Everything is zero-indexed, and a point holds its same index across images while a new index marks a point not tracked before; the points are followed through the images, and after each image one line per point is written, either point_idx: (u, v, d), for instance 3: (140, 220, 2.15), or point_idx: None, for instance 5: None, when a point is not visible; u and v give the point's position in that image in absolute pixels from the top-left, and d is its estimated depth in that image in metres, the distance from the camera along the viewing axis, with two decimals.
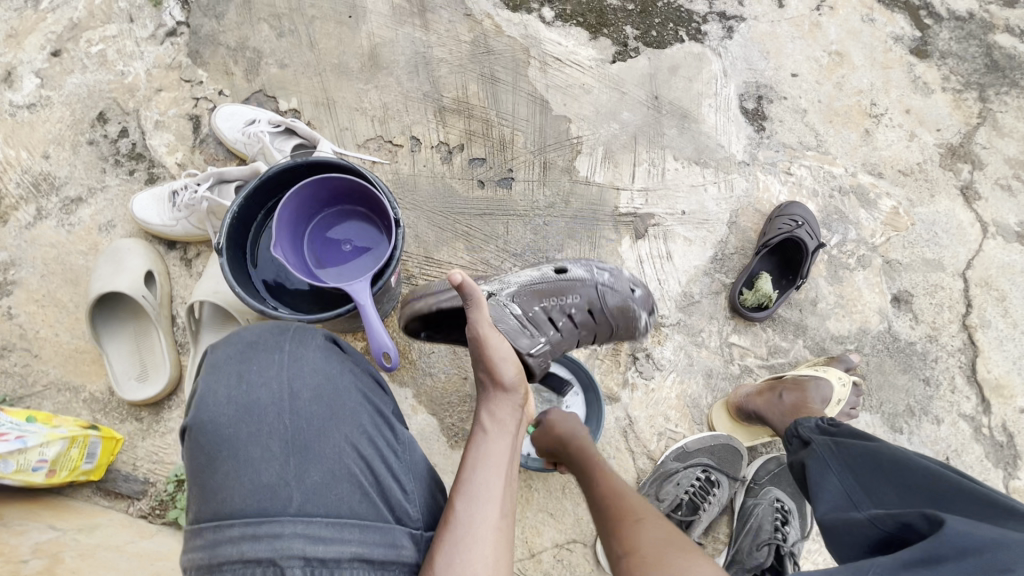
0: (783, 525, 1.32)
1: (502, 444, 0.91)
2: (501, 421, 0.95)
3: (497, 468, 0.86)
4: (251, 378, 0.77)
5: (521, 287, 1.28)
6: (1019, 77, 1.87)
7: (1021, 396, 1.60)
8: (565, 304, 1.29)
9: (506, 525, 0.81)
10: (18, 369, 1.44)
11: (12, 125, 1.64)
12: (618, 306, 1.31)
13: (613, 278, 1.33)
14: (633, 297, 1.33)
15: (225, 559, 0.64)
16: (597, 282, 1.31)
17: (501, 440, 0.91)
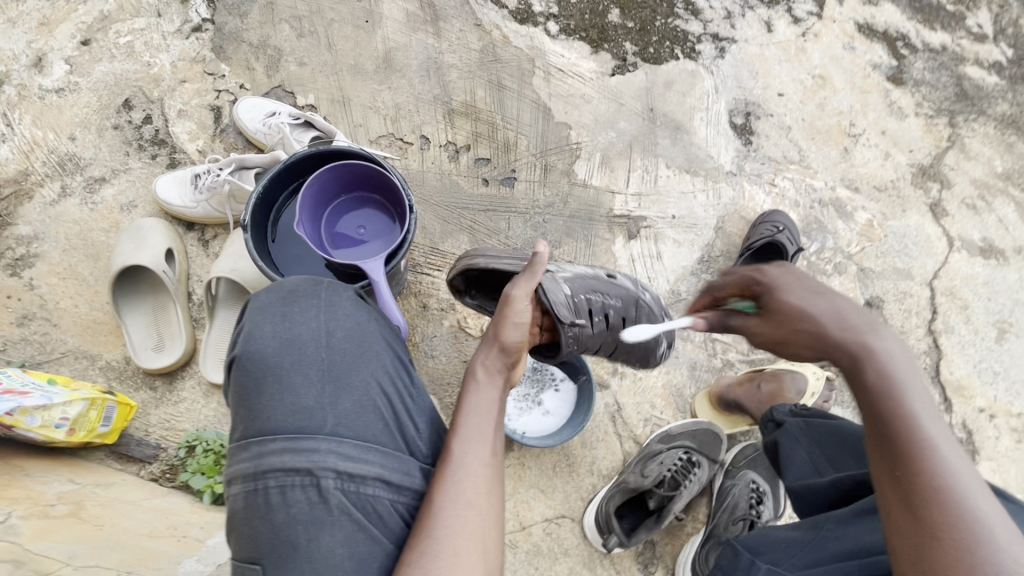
0: (758, 504, 1.43)
1: (491, 394, 0.95)
2: (493, 375, 0.98)
3: (488, 414, 0.92)
4: (293, 317, 0.86)
5: (577, 274, 1.26)
6: (986, 106, 2.03)
7: (980, 397, 1.72)
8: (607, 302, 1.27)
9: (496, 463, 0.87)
10: (37, 337, 1.50)
11: (40, 108, 1.72)
12: (647, 318, 1.33)
13: (651, 298, 1.37)
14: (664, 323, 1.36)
15: (269, 467, 0.75)
16: (640, 298, 1.32)
17: (492, 390, 0.95)
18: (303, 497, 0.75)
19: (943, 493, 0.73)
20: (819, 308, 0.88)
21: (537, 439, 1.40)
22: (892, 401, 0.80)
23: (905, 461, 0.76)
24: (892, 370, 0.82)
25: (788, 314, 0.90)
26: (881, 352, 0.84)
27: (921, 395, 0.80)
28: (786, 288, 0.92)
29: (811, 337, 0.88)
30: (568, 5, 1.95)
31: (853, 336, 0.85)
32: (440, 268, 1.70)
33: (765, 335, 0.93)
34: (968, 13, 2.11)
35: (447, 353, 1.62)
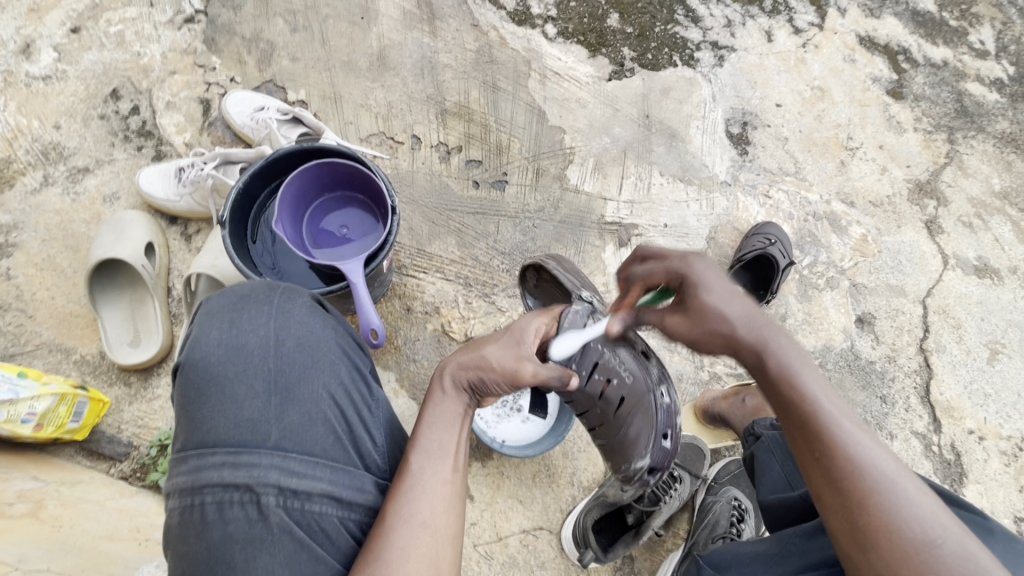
0: (739, 522, 1.40)
1: (456, 408, 0.94)
2: (461, 389, 0.96)
3: (450, 428, 0.90)
4: (240, 325, 0.85)
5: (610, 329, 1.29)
6: (986, 123, 2.00)
7: (970, 418, 1.69)
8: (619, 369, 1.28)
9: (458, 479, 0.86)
10: (11, 329, 1.48)
11: (26, 95, 1.69)
12: (645, 423, 1.26)
13: (668, 409, 1.28)
14: (662, 443, 1.25)
15: (207, 482, 0.73)
16: (653, 394, 1.26)
17: (459, 405, 0.94)
18: (241, 514, 0.72)
19: (861, 469, 0.81)
20: (730, 307, 0.99)
21: (517, 449, 1.38)
22: (799, 392, 0.90)
23: (825, 443, 0.84)
24: (792, 365, 0.93)
25: (702, 309, 1.00)
26: (778, 350, 0.95)
27: (820, 385, 0.90)
28: (706, 285, 1.01)
29: (720, 333, 0.99)
30: (567, 8, 1.93)
31: (754, 333, 0.97)
32: (426, 270, 1.67)
33: (680, 329, 1.04)
34: (971, 28, 2.09)
35: (429, 357, 1.60)
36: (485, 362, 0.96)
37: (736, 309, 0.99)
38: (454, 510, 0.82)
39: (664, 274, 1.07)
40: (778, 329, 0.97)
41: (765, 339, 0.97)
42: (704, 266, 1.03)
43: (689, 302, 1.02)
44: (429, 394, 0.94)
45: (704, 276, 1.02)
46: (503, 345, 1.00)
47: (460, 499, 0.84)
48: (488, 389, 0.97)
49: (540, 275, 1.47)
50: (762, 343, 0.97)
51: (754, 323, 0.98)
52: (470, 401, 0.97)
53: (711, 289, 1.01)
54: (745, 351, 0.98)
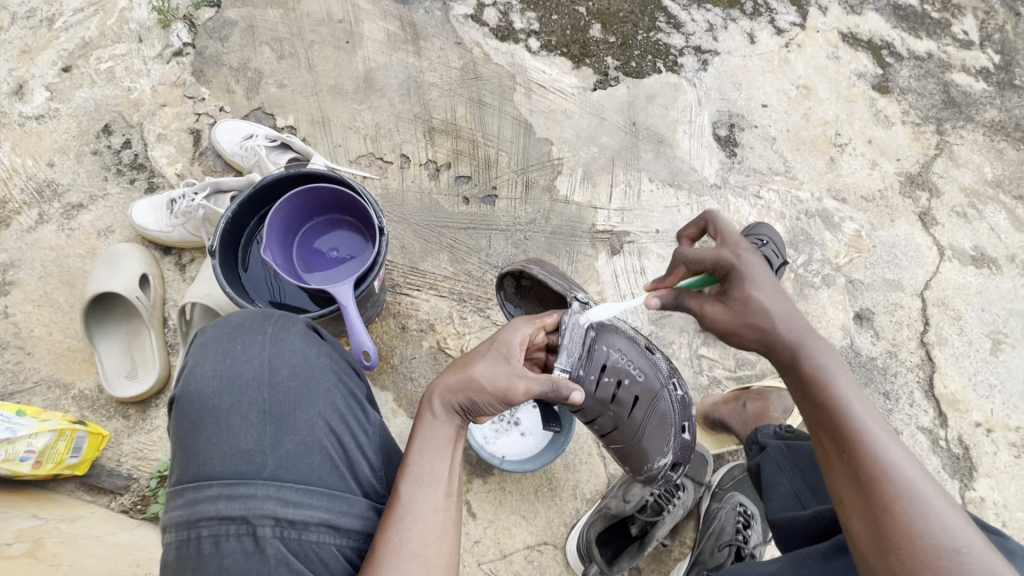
0: (745, 528, 1.38)
1: (446, 431, 0.92)
2: (450, 411, 0.94)
3: (442, 452, 0.89)
4: (234, 355, 0.85)
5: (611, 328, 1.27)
6: (974, 112, 2.00)
7: (976, 411, 1.67)
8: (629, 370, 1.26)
9: (451, 505, 0.85)
10: (10, 366, 1.49)
11: (19, 135, 1.72)
12: (662, 420, 1.28)
13: (679, 404, 1.31)
14: (679, 434, 1.30)
15: (203, 515, 0.73)
16: (664, 391, 1.28)
17: (450, 428, 0.92)
18: (238, 547, 0.71)
19: (887, 474, 0.81)
20: (773, 306, 1.00)
21: (518, 463, 1.37)
22: (830, 394, 0.90)
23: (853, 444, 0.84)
24: (827, 367, 0.93)
25: (745, 301, 1.01)
26: (815, 352, 0.96)
27: (854, 390, 0.91)
28: (753, 280, 1.01)
29: (757, 328, 1.01)
30: (549, 20, 1.95)
31: (793, 332, 0.98)
32: (419, 288, 1.67)
33: (721, 316, 1.04)
34: (954, 19, 2.10)
35: (426, 374, 1.59)
36: (477, 382, 0.94)
37: (780, 305, 1.00)
38: (446, 538, 0.81)
39: (710, 263, 1.05)
40: (816, 334, 0.98)
41: (803, 340, 0.98)
42: (755, 261, 1.03)
43: (733, 293, 1.03)
44: (419, 418, 0.92)
45: (756, 274, 1.02)
46: (492, 361, 0.98)
47: (454, 526, 0.84)
48: (480, 407, 0.95)
49: (521, 281, 1.44)
50: (799, 344, 0.97)
51: (792, 323, 0.99)
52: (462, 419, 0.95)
53: (761, 284, 1.01)
54: (781, 350, 0.99)
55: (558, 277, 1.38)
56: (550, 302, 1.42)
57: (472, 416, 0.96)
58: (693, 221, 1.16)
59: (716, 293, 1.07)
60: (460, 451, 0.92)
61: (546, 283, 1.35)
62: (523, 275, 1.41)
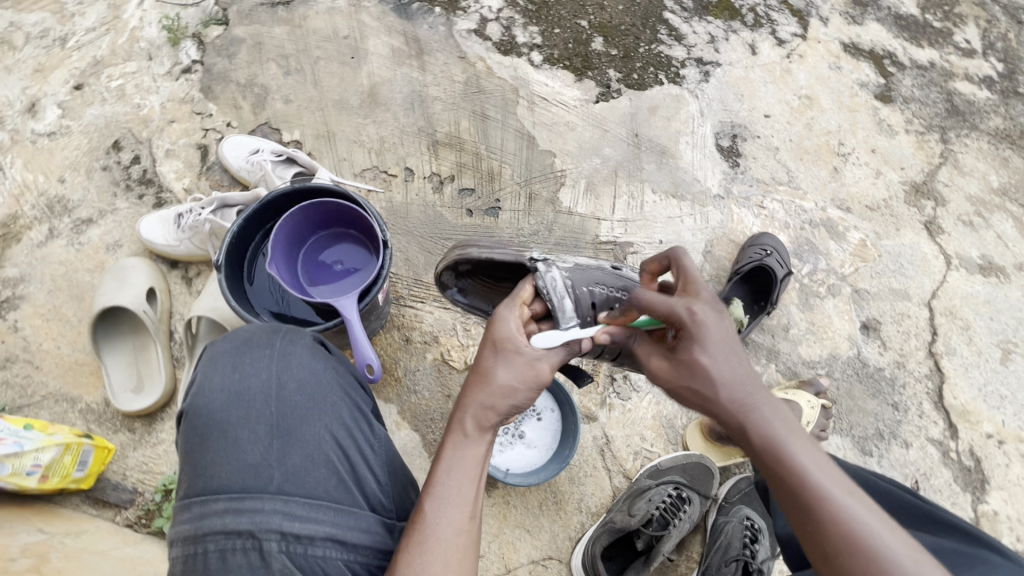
0: (753, 543, 1.36)
1: (477, 451, 0.89)
2: (484, 426, 0.91)
3: (468, 472, 0.87)
4: (242, 369, 0.86)
5: (577, 265, 1.31)
6: (978, 121, 2.00)
7: (987, 422, 1.65)
8: (614, 292, 1.29)
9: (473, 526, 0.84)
10: (18, 380, 1.50)
11: (31, 151, 1.75)
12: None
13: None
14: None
15: (210, 530, 0.72)
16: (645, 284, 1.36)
17: (481, 446, 0.90)
18: (244, 562, 0.71)
19: (863, 559, 0.75)
20: (722, 368, 0.88)
21: (521, 477, 1.36)
22: (787, 466, 0.82)
23: (823, 528, 0.78)
24: (780, 437, 0.84)
25: (691, 364, 0.90)
26: (764, 418, 0.85)
27: (812, 456, 0.82)
28: (701, 339, 0.89)
29: (701, 394, 0.89)
30: (551, 34, 1.97)
31: (736, 399, 0.87)
32: (424, 300, 1.68)
33: (664, 373, 0.94)
34: (956, 28, 2.11)
35: (430, 387, 1.59)
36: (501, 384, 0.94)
37: (730, 368, 0.88)
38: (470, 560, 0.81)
39: (663, 315, 0.94)
40: (764, 395, 0.87)
41: (749, 406, 0.87)
42: (709, 317, 0.90)
43: (680, 351, 0.91)
44: (448, 437, 0.90)
45: (710, 332, 0.89)
46: (509, 363, 0.96)
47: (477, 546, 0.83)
48: (507, 414, 0.94)
49: (460, 271, 1.38)
50: (746, 412, 0.86)
51: (741, 387, 0.87)
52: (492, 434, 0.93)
53: (712, 346, 0.89)
54: (727, 421, 0.87)
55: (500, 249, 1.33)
56: (498, 274, 1.38)
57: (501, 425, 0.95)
58: (656, 257, 1.10)
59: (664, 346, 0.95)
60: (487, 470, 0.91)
61: (495, 258, 1.30)
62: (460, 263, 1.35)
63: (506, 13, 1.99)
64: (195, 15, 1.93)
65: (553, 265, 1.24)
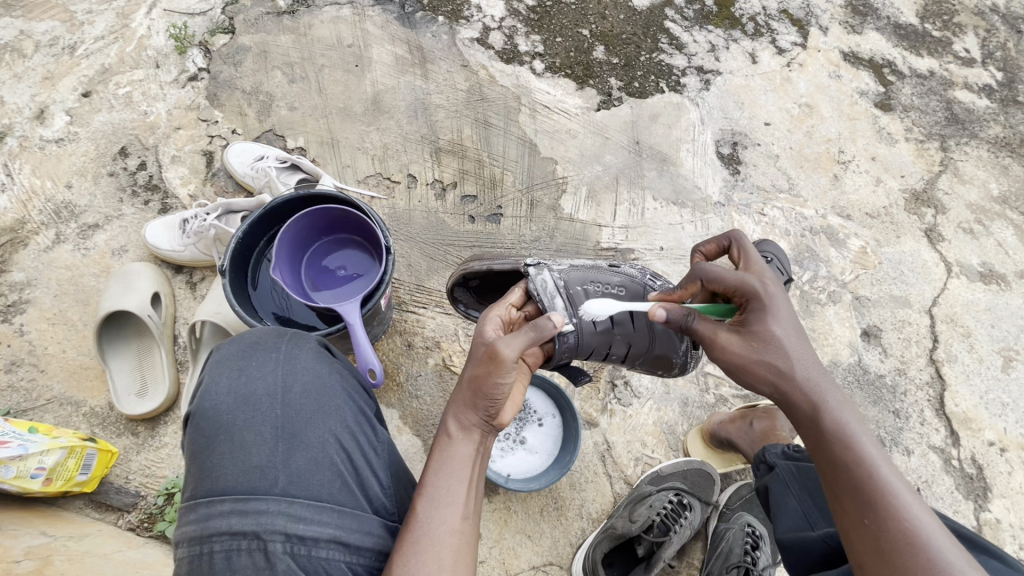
0: (754, 550, 1.37)
1: (465, 449, 0.90)
2: (472, 424, 0.93)
3: (461, 472, 0.88)
4: (249, 372, 0.87)
5: (573, 268, 1.32)
6: (978, 129, 2.01)
7: (989, 429, 1.64)
8: (609, 292, 1.31)
9: (468, 526, 0.84)
10: (23, 384, 1.51)
11: (40, 157, 1.78)
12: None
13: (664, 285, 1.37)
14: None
15: (215, 531, 0.73)
16: (646, 281, 1.35)
17: (469, 445, 0.91)
18: (248, 563, 0.71)
19: (919, 543, 0.80)
20: (791, 343, 0.99)
21: (522, 482, 1.35)
22: (852, 449, 0.90)
23: (881, 511, 0.84)
24: (846, 422, 0.93)
25: (765, 337, 0.99)
26: (833, 404, 0.95)
27: (874, 445, 0.91)
28: (777, 319, 0.99)
29: (776, 370, 0.98)
30: (553, 43, 2.00)
31: (808, 379, 0.97)
32: (425, 305, 1.69)
33: (733, 344, 1.01)
34: (955, 38, 2.13)
35: (432, 392, 1.59)
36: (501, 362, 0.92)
37: (795, 346, 0.98)
38: (464, 560, 0.80)
39: (734, 288, 1.03)
40: (832, 380, 0.98)
41: (817, 387, 0.97)
42: (783, 300, 1.01)
43: (755, 325, 1.00)
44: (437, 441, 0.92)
45: (780, 304, 1.01)
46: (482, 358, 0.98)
47: (471, 549, 0.82)
48: (494, 410, 0.93)
49: (469, 284, 1.40)
50: (814, 390, 0.96)
51: (810, 367, 0.98)
52: (480, 435, 0.94)
53: (778, 320, 0.99)
54: (799, 396, 0.97)
55: (495, 258, 1.33)
56: (499, 280, 1.40)
57: (491, 424, 0.94)
58: (714, 241, 1.20)
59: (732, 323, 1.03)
60: (478, 473, 0.90)
61: (491, 267, 1.30)
62: (468, 278, 1.37)
63: (508, 22, 2.01)
64: (202, 24, 1.96)
65: (546, 269, 1.25)
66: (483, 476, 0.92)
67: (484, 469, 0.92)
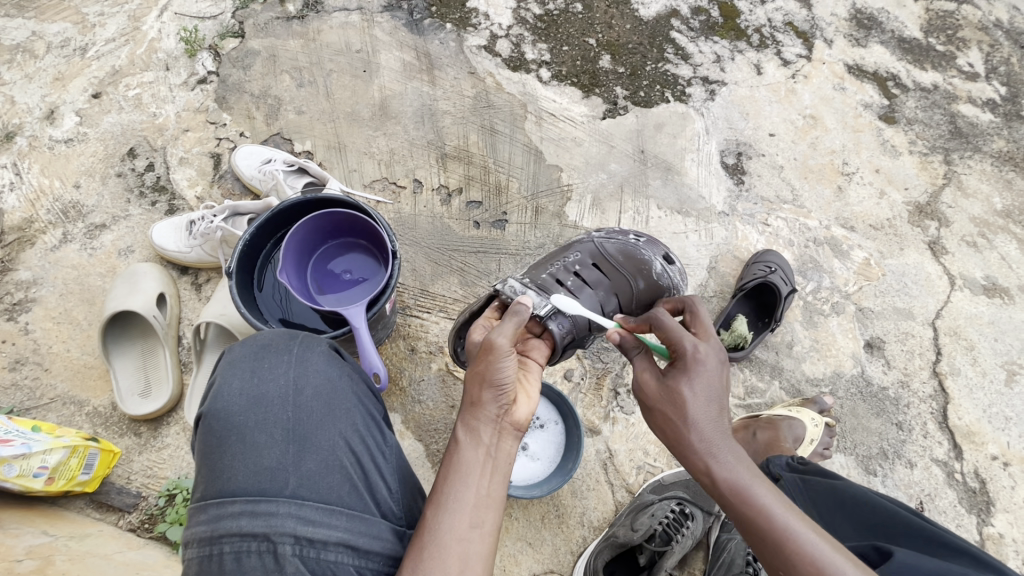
0: (757, 560, 1.32)
1: (473, 454, 0.88)
2: (476, 429, 0.90)
3: (470, 478, 0.85)
4: (261, 374, 0.87)
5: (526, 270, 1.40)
6: (982, 143, 2.02)
7: (992, 443, 1.64)
8: (570, 263, 1.40)
9: (478, 534, 0.81)
10: (27, 382, 1.51)
11: (48, 157, 1.79)
12: (618, 255, 1.43)
13: (610, 236, 1.48)
14: (632, 244, 1.45)
15: (225, 532, 0.73)
16: (591, 238, 1.46)
17: (479, 450, 0.89)
18: (258, 565, 0.71)
19: None
20: (701, 404, 0.91)
21: (523, 489, 1.35)
22: (753, 509, 0.83)
23: (791, 564, 0.78)
24: (744, 480, 0.85)
25: (673, 394, 0.92)
26: (727, 460, 0.88)
27: (779, 500, 0.84)
28: (692, 373, 0.92)
29: (675, 427, 0.91)
30: (560, 52, 2.01)
31: (704, 438, 0.89)
32: (430, 310, 1.69)
33: (647, 394, 0.96)
34: (959, 52, 2.15)
35: (434, 397, 1.59)
36: (494, 348, 0.95)
37: (707, 406, 0.91)
38: (474, 569, 0.77)
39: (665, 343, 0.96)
40: (728, 438, 0.89)
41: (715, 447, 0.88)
42: (710, 357, 0.93)
43: (669, 379, 0.93)
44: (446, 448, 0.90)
45: (705, 367, 0.93)
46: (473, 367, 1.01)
47: (484, 557, 0.79)
48: (504, 408, 0.93)
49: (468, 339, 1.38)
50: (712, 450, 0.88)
51: (713, 428, 0.89)
52: (492, 438, 0.91)
53: (699, 380, 0.91)
54: (693, 456, 0.89)
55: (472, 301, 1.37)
56: None
57: (503, 423, 0.92)
58: (674, 300, 1.15)
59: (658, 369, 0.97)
60: (492, 479, 0.86)
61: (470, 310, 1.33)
62: (462, 333, 1.37)
63: (516, 30, 2.03)
64: (213, 28, 1.98)
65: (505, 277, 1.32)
66: (501, 483, 0.87)
67: (501, 475, 0.88)
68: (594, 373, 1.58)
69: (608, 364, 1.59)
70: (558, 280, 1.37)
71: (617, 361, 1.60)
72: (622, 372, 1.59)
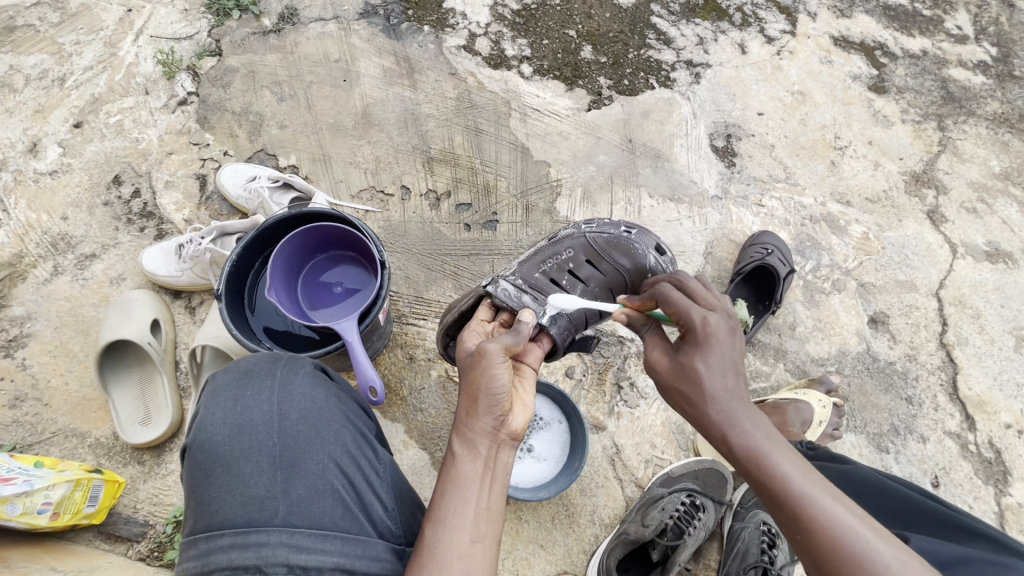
0: (770, 548, 1.33)
1: (471, 468, 0.87)
2: (472, 441, 0.89)
3: (467, 492, 0.84)
4: (244, 402, 0.86)
5: (518, 267, 1.36)
6: (975, 106, 1.98)
7: (1005, 412, 1.61)
8: (563, 261, 1.37)
9: (478, 548, 0.79)
10: (28, 418, 1.51)
11: (34, 191, 1.78)
12: (609, 249, 1.38)
13: (601, 228, 1.40)
14: (625, 236, 1.38)
15: (216, 566, 0.72)
16: (583, 232, 1.39)
17: (478, 464, 0.87)
18: None
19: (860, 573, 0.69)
20: (717, 377, 0.86)
21: (531, 492, 1.34)
22: (778, 482, 0.77)
23: (813, 533, 0.73)
24: (762, 448, 0.80)
25: (687, 368, 0.88)
26: (746, 429, 0.82)
27: (805, 471, 0.78)
28: (704, 347, 0.87)
29: (689, 399, 0.88)
30: (540, 46, 1.99)
31: (721, 407, 0.84)
32: (426, 317, 1.68)
33: (660, 371, 0.93)
34: (946, 16, 2.11)
35: (436, 404, 1.58)
36: (485, 355, 0.95)
37: (724, 377, 0.86)
38: None
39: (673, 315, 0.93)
40: (749, 406, 0.84)
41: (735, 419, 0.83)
42: (722, 329, 0.88)
43: (681, 354, 0.90)
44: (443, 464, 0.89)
45: (720, 338, 0.87)
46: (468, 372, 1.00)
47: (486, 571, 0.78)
48: (500, 417, 0.91)
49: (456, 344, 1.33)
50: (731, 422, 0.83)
51: (732, 402, 0.84)
52: (490, 449, 0.89)
53: (711, 353, 0.87)
54: (709, 425, 0.85)
55: (460, 300, 1.32)
56: None
57: (502, 432, 0.91)
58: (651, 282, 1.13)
59: (670, 346, 0.94)
60: (491, 491, 0.85)
61: (458, 311, 1.28)
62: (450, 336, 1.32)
63: (494, 28, 2.01)
64: (189, 48, 1.97)
65: (495, 278, 1.29)
66: (500, 494, 0.86)
67: (500, 485, 0.87)
68: (596, 368, 1.57)
69: (610, 358, 1.57)
70: (553, 279, 1.35)
71: (618, 354, 1.58)
72: (624, 365, 1.57)
